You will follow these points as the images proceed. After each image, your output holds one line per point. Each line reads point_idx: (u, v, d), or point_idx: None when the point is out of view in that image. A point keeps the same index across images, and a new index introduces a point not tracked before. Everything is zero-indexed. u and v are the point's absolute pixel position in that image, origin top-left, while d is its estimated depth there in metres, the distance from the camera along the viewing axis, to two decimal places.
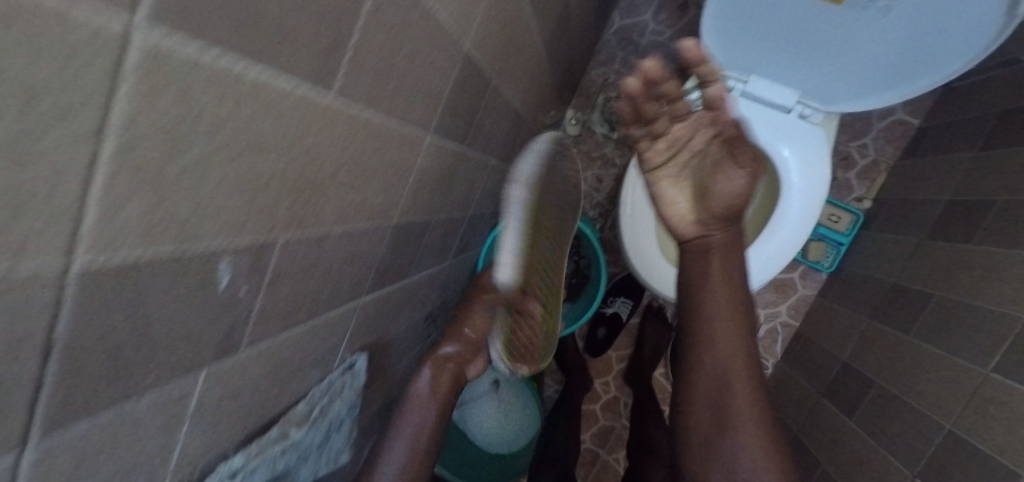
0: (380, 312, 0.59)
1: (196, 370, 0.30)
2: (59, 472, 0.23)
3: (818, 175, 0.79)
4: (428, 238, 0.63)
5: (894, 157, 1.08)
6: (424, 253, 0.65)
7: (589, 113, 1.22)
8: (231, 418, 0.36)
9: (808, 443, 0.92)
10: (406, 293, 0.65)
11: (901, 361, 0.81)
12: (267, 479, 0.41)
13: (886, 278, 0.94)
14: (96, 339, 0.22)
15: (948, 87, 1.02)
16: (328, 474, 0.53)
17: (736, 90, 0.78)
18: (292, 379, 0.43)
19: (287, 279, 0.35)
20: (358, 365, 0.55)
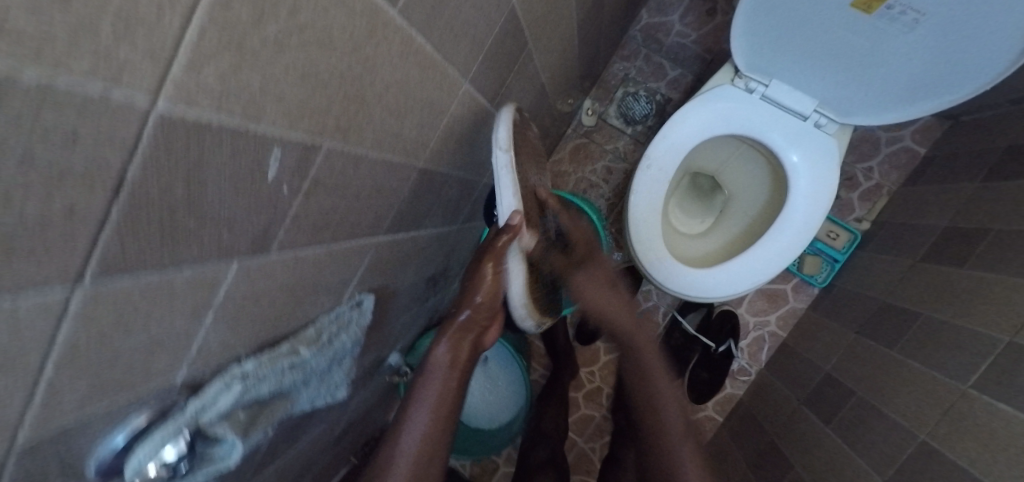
0: (392, 258, 0.59)
1: (230, 260, 0.31)
2: (100, 322, 0.24)
3: (827, 183, 0.80)
4: (445, 193, 0.64)
5: (897, 183, 1.11)
6: (439, 208, 0.66)
7: (607, 105, 1.24)
8: (249, 323, 0.37)
9: (783, 447, 0.95)
10: (417, 245, 0.66)
11: (881, 373, 0.84)
12: (271, 394, 0.41)
13: (876, 296, 0.97)
14: (158, 195, 0.23)
15: (958, 120, 1.05)
16: (323, 407, 0.53)
17: (757, 93, 0.82)
18: (307, 301, 0.44)
19: (323, 190, 0.36)
20: (365, 305, 0.55)
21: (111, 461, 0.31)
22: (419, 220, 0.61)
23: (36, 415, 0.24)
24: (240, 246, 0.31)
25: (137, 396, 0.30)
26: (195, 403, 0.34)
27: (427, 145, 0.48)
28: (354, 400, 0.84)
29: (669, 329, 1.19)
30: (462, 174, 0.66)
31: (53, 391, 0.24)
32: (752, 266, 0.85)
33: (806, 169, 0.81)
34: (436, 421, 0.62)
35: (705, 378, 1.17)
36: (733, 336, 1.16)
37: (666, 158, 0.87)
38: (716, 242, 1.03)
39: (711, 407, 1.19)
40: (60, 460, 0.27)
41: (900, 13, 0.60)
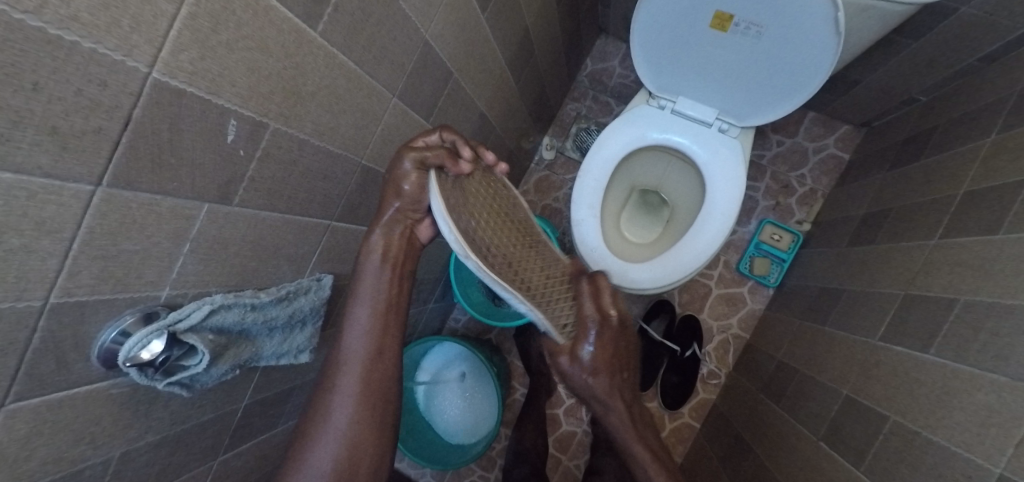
0: (350, 247, 0.72)
1: (201, 200, 0.44)
2: (109, 221, 0.37)
3: (737, 178, 0.95)
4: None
5: (830, 186, 1.23)
6: None
7: (563, 141, 1.43)
8: (218, 265, 0.50)
9: (746, 435, 0.97)
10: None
11: (819, 347, 0.89)
12: (237, 328, 0.53)
13: (815, 284, 1.04)
14: (150, 133, 0.36)
15: (870, 127, 1.18)
16: (288, 365, 0.64)
17: (668, 109, 1.00)
18: (269, 260, 0.57)
19: (274, 162, 0.50)
20: (324, 281, 0.67)
21: (110, 347, 0.42)
22: (373, 216, 0.75)
23: (63, 281, 0.36)
24: (210, 191, 0.45)
25: (131, 297, 0.43)
26: (174, 313, 0.46)
27: (367, 144, 0.64)
28: None
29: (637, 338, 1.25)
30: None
31: (76, 266, 0.36)
32: (685, 256, 0.96)
33: (718, 169, 0.97)
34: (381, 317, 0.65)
35: (676, 382, 1.21)
36: (696, 339, 1.20)
37: (600, 170, 1.02)
38: (663, 245, 1.14)
39: (686, 414, 1.22)
40: (73, 332, 0.39)
41: (746, 28, 0.79)
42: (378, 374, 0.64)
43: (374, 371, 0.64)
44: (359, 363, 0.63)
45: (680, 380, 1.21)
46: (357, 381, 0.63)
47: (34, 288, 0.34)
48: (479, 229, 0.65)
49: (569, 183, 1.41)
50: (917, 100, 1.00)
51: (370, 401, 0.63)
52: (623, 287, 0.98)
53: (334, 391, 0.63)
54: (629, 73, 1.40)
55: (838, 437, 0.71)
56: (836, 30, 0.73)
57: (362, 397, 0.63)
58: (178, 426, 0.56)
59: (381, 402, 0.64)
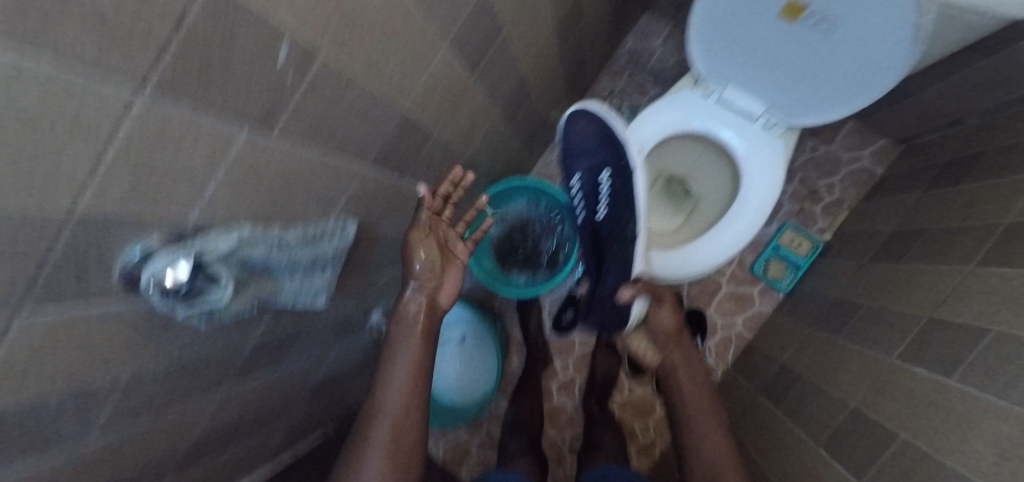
0: (377, 196, 0.69)
1: (241, 126, 0.41)
2: (147, 132, 0.34)
3: (773, 180, 0.93)
4: (429, 150, 0.75)
5: (857, 199, 1.20)
6: (422, 164, 0.76)
7: None
8: (248, 198, 0.47)
9: (741, 434, 0.98)
10: (401, 194, 0.76)
11: (828, 358, 0.88)
12: (261, 265, 0.51)
13: (829, 295, 1.04)
14: (202, 41, 0.33)
15: (910, 143, 1.15)
16: (304, 309, 0.62)
17: (713, 97, 0.95)
18: (298, 199, 0.54)
19: (319, 95, 0.46)
20: (348, 228, 0.65)
21: (133, 269, 0.40)
22: (403, 168, 0.72)
23: (93, 190, 0.33)
24: (252, 115, 0.41)
25: (159, 219, 0.40)
26: (202, 241, 0.43)
27: (410, 90, 0.60)
28: (336, 345, 0.92)
29: None
30: (444, 137, 0.77)
31: (107, 176, 0.33)
32: (708, 251, 0.95)
33: (755, 168, 0.94)
34: (412, 377, 0.69)
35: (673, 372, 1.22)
36: (700, 332, 1.20)
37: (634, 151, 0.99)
38: (683, 236, 1.13)
39: None
40: (97, 248, 0.36)
41: (816, 21, 0.74)
42: (405, 428, 0.68)
43: (404, 423, 0.68)
44: (390, 418, 0.67)
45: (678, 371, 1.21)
46: (383, 441, 0.66)
47: (63, 195, 0.31)
48: None
49: None
50: (967, 122, 0.97)
51: (398, 451, 0.67)
52: (642, 274, 0.97)
53: (364, 450, 0.66)
54: (670, 54, 1.34)
55: (841, 448, 0.71)
56: (914, 37, 0.68)
57: (387, 459, 0.66)
58: (189, 356, 0.54)
59: (407, 467, 0.67)
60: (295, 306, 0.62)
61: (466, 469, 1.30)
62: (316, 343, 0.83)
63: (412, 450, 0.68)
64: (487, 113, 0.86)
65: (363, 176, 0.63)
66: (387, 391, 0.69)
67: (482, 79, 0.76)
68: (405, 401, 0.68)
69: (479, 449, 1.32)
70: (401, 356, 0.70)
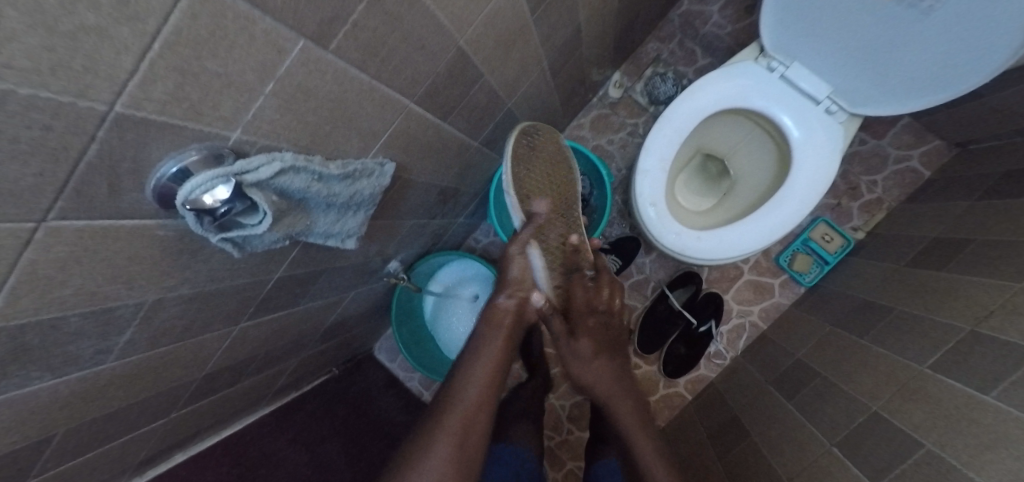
0: (417, 138, 0.65)
1: (296, 36, 0.36)
2: (199, 27, 0.29)
3: (825, 168, 0.87)
4: (474, 94, 0.69)
5: (898, 200, 1.16)
6: (465, 109, 0.71)
7: (634, 81, 1.31)
8: (293, 121, 0.43)
9: (744, 420, 0.98)
10: (439, 139, 0.71)
11: (850, 358, 0.87)
12: (298, 197, 0.47)
13: (856, 295, 1.02)
14: None
15: (966, 148, 1.09)
16: (334, 248, 0.58)
17: (777, 73, 0.89)
18: (341, 129, 0.49)
19: (380, 11, 0.41)
20: (386, 169, 0.60)
21: (167, 184, 0.36)
22: (446, 110, 0.66)
23: (134, 86, 0.28)
24: (310, 21, 0.36)
25: (200, 130, 0.35)
26: (242, 162, 0.39)
27: (469, 20, 0.54)
28: (354, 289, 0.90)
29: (657, 301, 1.27)
30: (491, 83, 0.71)
31: (151, 72, 0.28)
32: (745, 236, 0.91)
33: (809, 153, 0.88)
34: (489, 377, 0.71)
35: (682, 353, 1.23)
36: (714, 316, 1.22)
37: (683, 122, 0.92)
38: (716, 216, 1.08)
39: (682, 385, 1.24)
40: (132, 154, 0.32)
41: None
42: (475, 421, 0.66)
43: (473, 417, 0.66)
44: (464, 407, 0.67)
45: (686, 352, 1.23)
46: (456, 433, 0.64)
47: (100, 87, 0.26)
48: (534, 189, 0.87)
49: (627, 129, 1.32)
50: None
51: (467, 441, 0.64)
52: (673, 252, 0.93)
53: (434, 439, 0.64)
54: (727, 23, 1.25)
55: (856, 449, 0.71)
56: None
57: (453, 448, 0.63)
58: (214, 284, 0.51)
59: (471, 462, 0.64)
60: (324, 244, 0.58)
61: None
62: (335, 285, 0.81)
63: (477, 452, 0.65)
64: (536, 62, 0.80)
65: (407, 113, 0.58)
66: (471, 380, 0.70)
67: (539, 20, 0.69)
68: (479, 395, 0.68)
69: None
70: (479, 359, 0.72)
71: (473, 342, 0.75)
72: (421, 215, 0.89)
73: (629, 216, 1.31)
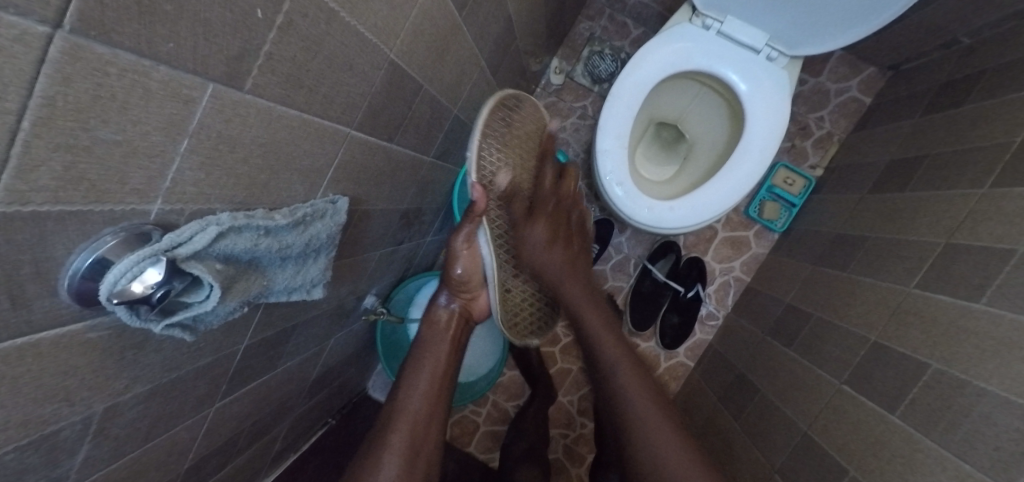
0: (367, 165, 0.61)
1: (203, 81, 0.31)
2: (76, 93, 0.23)
3: (778, 115, 0.89)
4: (417, 107, 0.65)
5: (846, 131, 1.20)
6: (412, 124, 0.67)
7: (574, 64, 1.30)
8: (223, 175, 0.38)
9: (751, 375, 0.99)
10: (390, 161, 0.66)
11: (837, 293, 0.89)
12: (247, 258, 0.42)
13: (829, 230, 1.04)
14: None
15: (898, 69, 1.13)
16: (300, 302, 0.53)
17: (713, 29, 0.90)
18: (281, 173, 0.45)
19: (297, 35, 0.37)
20: (339, 205, 0.56)
21: (85, 281, 0.30)
22: (391, 129, 0.62)
23: (11, 180, 0.23)
24: (216, 60, 0.31)
25: (111, 211, 0.30)
26: (171, 235, 0.34)
27: (396, 30, 0.50)
28: (333, 335, 0.84)
29: (642, 277, 1.27)
30: (432, 92, 0.67)
31: (28, 158, 0.23)
32: (717, 195, 0.91)
33: (759, 103, 0.89)
34: (433, 383, 0.75)
35: (675, 323, 1.24)
36: (699, 280, 1.23)
37: (633, 95, 0.91)
38: (682, 181, 1.08)
39: (681, 354, 1.27)
40: (32, 254, 0.26)
41: None
42: (421, 434, 0.70)
43: (420, 428, 0.71)
44: (410, 420, 0.71)
45: (679, 321, 1.24)
46: (403, 448, 0.68)
47: None
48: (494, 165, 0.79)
49: (577, 113, 1.31)
50: (962, 42, 0.94)
51: (416, 458, 0.69)
52: (651, 227, 0.92)
53: (382, 450, 0.67)
54: None
55: (865, 382, 0.72)
56: None
57: (403, 461, 0.67)
58: (173, 372, 0.45)
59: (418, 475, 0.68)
60: (288, 300, 0.53)
61: (476, 441, 1.29)
62: (312, 337, 0.75)
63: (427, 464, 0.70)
64: (474, 63, 0.77)
65: (350, 141, 0.54)
66: (414, 391, 0.73)
67: (468, 18, 0.66)
68: (427, 406, 0.73)
69: (487, 419, 1.30)
70: (424, 364, 0.76)
71: (419, 343, 0.80)
72: (388, 243, 0.85)
73: (596, 199, 1.30)
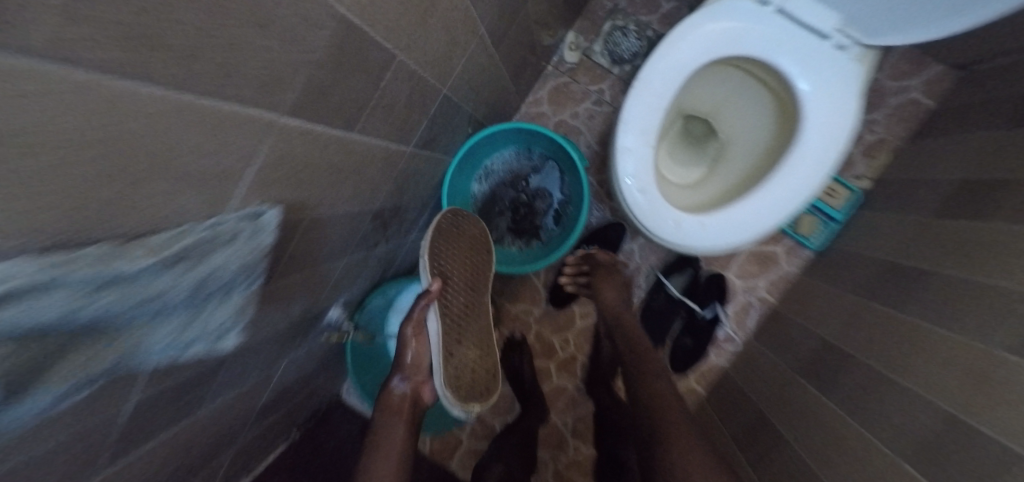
0: (319, 163, 0.45)
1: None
2: None
3: (844, 116, 0.72)
4: (390, 87, 0.49)
5: (901, 138, 1.04)
6: (384, 108, 0.51)
7: (591, 40, 1.12)
8: (59, 203, 0.21)
9: (774, 419, 0.89)
10: (355, 156, 0.51)
11: (893, 338, 0.75)
12: (68, 326, 0.24)
13: (880, 257, 0.90)
14: None
15: (971, 70, 0.97)
16: (199, 360, 0.37)
17: (772, 6, 0.72)
18: (163, 196, 0.28)
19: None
20: (265, 220, 0.39)
21: None
22: (355, 116, 0.46)
23: None
24: (78, 41, 0.17)
25: None
26: None
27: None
28: (287, 357, 0.70)
29: (654, 291, 1.13)
30: (414, 65, 0.51)
31: None
32: (758, 213, 0.75)
33: (821, 101, 0.73)
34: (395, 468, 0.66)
35: (689, 346, 1.11)
36: (719, 300, 1.11)
37: (664, 82, 0.75)
38: (714, 188, 0.92)
39: (691, 379, 1.15)
40: None
41: None
42: None
43: None
44: None
45: (693, 344, 1.11)
46: None
47: None
48: (447, 256, 0.82)
49: (592, 98, 1.13)
50: None
51: None
52: (674, 245, 0.76)
53: None
54: None
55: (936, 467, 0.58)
56: None
57: None
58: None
59: None
60: (184, 355, 0.37)
61: (457, 459, 1.17)
62: (251, 367, 0.60)
63: None
64: (471, 29, 0.60)
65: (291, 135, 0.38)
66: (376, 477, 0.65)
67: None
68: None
69: (471, 436, 1.18)
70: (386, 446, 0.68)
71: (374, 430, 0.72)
72: (356, 249, 0.69)
73: (609, 199, 1.14)
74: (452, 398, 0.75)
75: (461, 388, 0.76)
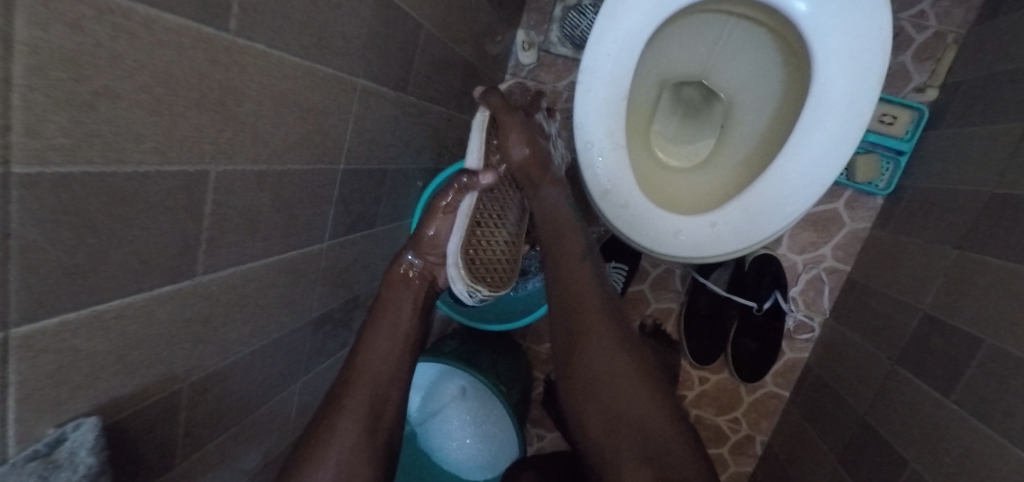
0: (185, 324, 0.38)
1: None
2: None
3: (880, 40, 0.59)
4: (260, 200, 0.41)
5: (967, 24, 0.82)
6: (262, 223, 0.43)
7: (545, 32, 0.99)
8: None
9: (878, 426, 0.73)
10: (236, 289, 0.42)
11: (997, 295, 0.60)
12: None
13: (977, 190, 0.69)
14: None
15: None
16: None
17: None
18: None
19: None
20: (81, 439, 0.30)
21: None
22: (224, 253, 0.39)
23: None
24: None
25: None
26: None
27: (138, 125, 0.28)
28: None
29: (695, 294, 0.96)
30: (286, 159, 0.43)
31: None
32: (778, 196, 0.64)
33: (839, 30, 0.60)
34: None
35: (758, 350, 0.94)
36: (776, 287, 0.92)
37: (617, 63, 0.60)
38: (726, 170, 0.77)
39: (769, 383, 0.97)
40: None
41: None
42: None
43: None
44: None
45: (763, 346, 0.94)
46: None
47: None
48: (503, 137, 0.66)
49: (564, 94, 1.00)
50: None
51: None
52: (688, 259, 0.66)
53: None
54: None
55: None
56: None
57: None
58: None
59: None
60: None
61: None
62: None
63: None
64: (359, 85, 0.50)
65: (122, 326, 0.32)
66: None
67: (314, 32, 0.40)
68: None
69: None
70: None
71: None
72: (310, 362, 0.61)
73: None
74: (464, 273, 0.62)
75: (477, 272, 0.64)
